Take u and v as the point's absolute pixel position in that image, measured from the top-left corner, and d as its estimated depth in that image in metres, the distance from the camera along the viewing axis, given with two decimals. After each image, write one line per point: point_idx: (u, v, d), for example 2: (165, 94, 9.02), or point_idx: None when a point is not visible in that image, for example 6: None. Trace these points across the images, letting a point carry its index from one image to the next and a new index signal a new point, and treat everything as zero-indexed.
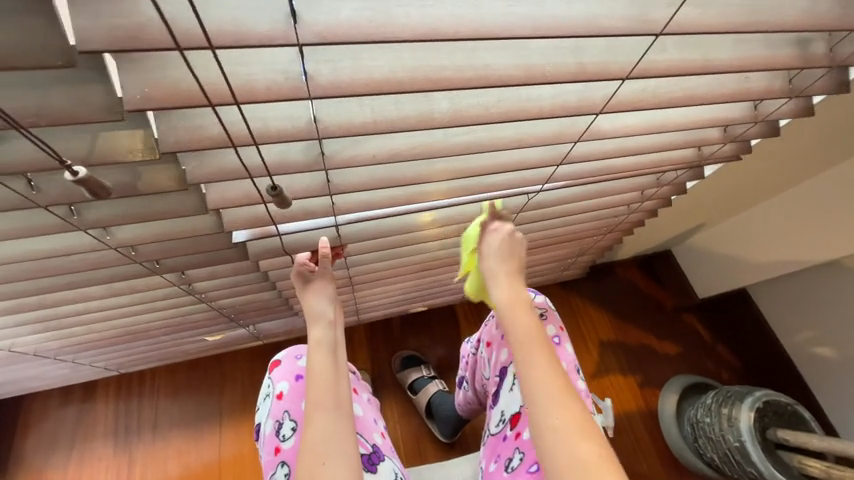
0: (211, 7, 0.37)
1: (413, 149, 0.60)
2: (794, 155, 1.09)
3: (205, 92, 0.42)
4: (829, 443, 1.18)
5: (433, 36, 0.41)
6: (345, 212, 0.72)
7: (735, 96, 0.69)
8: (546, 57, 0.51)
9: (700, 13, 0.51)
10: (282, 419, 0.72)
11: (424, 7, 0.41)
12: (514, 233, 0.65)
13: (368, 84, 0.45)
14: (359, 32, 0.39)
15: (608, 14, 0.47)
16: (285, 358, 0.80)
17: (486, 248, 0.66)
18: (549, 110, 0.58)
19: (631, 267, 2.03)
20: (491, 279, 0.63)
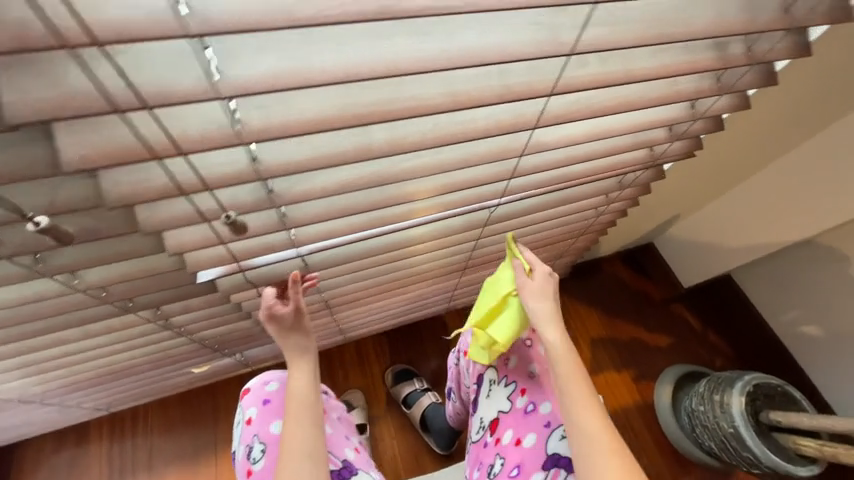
0: (139, 69, 0.40)
1: (363, 177, 0.63)
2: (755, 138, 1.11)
3: (147, 148, 0.46)
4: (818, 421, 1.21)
5: (348, 77, 0.44)
6: (306, 243, 0.75)
7: (667, 100, 0.73)
8: (469, 83, 0.55)
9: (608, 31, 0.54)
10: (252, 443, 0.77)
11: (342, 49, 0.44)
12: (554, 281, 0.74)
13: (299, 127, 0.49)
14: (284, 81, 0.42)
15: (521, 40, 0.50)
16: (253, 385, 0.83)
17: (528, 292, 0.74)
18: (484, 129, 0.62)
19: (616, 261, 2.04)
20: (538, 316, 0.72)
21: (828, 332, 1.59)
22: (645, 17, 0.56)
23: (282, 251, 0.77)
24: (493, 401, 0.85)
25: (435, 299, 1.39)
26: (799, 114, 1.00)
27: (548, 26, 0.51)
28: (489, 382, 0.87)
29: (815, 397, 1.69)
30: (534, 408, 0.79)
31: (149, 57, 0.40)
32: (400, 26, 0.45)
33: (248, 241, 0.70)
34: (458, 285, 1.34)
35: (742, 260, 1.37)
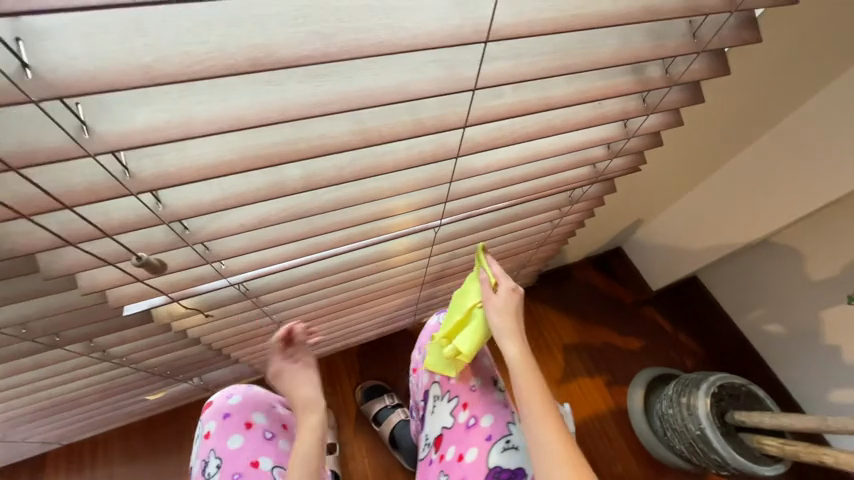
0: (5, 124, 0.40)
1: (283, 211, 0.63)
2: (702, 139, 1.12)
3: (15, 209, 0.45)
4: (781, 420, 1.23)
5: (237, 124, 0.44)
6: (237, 273, 0.74)
7: (593, 122, 0.74)
8: (378, 118, 0.56)
9: (512, 64, 0.55)
10: (208, 457, 0.86)
11: (228, 100, 0.44)
12: (517, 292, 0.71)
13: (189, 175, 0.48)
14: (156, 135, 0.42)
15: (420, 78, 0.51)
16: (216, 400, 0.92)
17: (491, 306, 0.71)
18: (404, 161, 0.63)
19: (587, 266, 2.02)
20: (502, 333, 0.68)
21: (791, 330, 1.56)
22: (548, 51, 0.57)
23: (214, 281, 0.75)
24: (438, 417, 0.84)
25: (399, 313, 1.39)
26: (740, 112, 1.02)
27: (448, 62, 0.52)
28: (435, 397, 0.86)
29: (783, 395, 1.65)
30: (475, 421, 0.77)
31: (13, 122, 0.40)
32: (292, 73, 0.46)
33: (170, 275, 0.68)
34: (420, 299, 1.34)
35: (704, 261, 1.39)
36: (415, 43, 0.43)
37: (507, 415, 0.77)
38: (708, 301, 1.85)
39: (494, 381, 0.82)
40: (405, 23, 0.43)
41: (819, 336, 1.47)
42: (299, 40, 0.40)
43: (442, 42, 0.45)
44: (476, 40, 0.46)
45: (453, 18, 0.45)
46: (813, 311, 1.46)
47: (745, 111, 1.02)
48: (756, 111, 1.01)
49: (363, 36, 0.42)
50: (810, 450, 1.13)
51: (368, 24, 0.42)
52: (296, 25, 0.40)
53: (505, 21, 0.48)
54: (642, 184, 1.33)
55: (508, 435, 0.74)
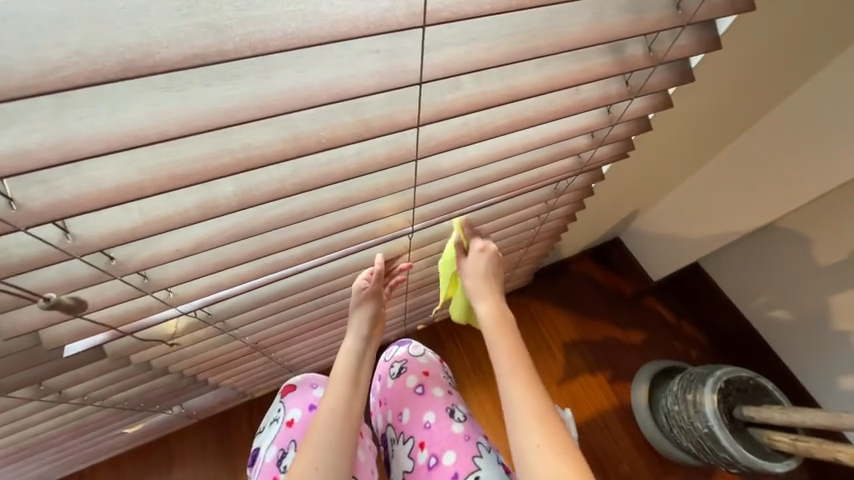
0: None
1: (222, 232, 0.56)
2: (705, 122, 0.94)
3: None
4: (793, 416, 1.13)
5: (128, 141, 0.37)
6: (190, 300, 0.68)
7: (572, 112, 0.66)
8: (314, 122, 0.48)
9: (466, 51, 0.48)
10: (286, 447, 0.85)
11: (117, 110, 0.37)
12: (491, 252, 0.77)
13: (92, 199, 0.41)
14: (29, 160, 0.35)
15: (355, 73, 0.44)
16: (300, 385, 0.94)
17: (465, 271, 0.79)
18: (355, 168, 0.56)
19: (584, 257, 1.80)
20: (476, 296, 0.76)
21: (798, 316, 1.42)
22: (507, 34, 0.49)
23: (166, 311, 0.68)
24: (398, 461, 0.89)
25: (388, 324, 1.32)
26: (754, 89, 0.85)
27: (387, 53, 0.45)
28: (391, 441, 0.92)
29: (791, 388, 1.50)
30: (438, 460, 0.83)
31: None
32: (190, 73, 0.39)
33: (111, 309, 0.63)
34: (407, 309, 1.26)
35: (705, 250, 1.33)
36: (337, 34, 0.37)
37: (469, 447, 0.84)
38: (709, 285, 1.67)
39: (450, 414, 0.89)
40: (322, 7, 0.37)
41: (830, 321, 1.34)
42: (186, 34, 0.33)
43: (369, 27, 0.38)
44: (412, 25, 0.40)
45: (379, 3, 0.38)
46: (823, 297, 1.33)
47: (725, 113, 0.93)
48: (735, 111, 0.93)
49: (268, 30, 0.35)
50: (825, 447, 1.05)
51: (269, 11, 0.35)
52: (178, 17, 0.33)
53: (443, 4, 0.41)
54: (639, 175, 1.16)
55: (476, 471, 0.81)
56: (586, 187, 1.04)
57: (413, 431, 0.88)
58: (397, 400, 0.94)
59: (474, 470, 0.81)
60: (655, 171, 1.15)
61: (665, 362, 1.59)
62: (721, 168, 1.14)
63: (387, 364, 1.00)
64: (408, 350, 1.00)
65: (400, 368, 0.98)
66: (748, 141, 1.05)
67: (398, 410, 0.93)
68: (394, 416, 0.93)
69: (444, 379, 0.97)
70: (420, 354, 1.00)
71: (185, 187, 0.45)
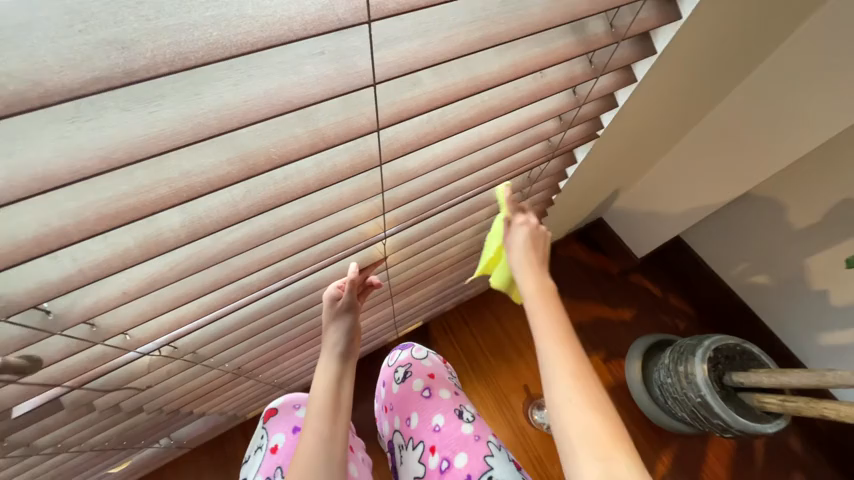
0: None
1: (173, 264, 0.52)
2: (677, 99, 0.91)
3: None
4: (778, 378, 1.15)
5: (37, 188, 0.32)
6: (148, 343, 0.64)
7: (538, 97, 0.63)
8: (263, 138, 0.44)
9: (421, 45, 0.43)
10: (274, 474, 0.82)
11: (14, 152, 0.32)
12: (540, 227, 0.68)
13: (7, 254, 0.36)
14: None
15: (299, 80, 0.39)
16: (281, 409, 0.90)
17: (512, 243, 0.69)
18: (315, 182, 0.51)
19: (570, 241, 1.80)
20: (517, 267, 0.66)
21: (780, 280, 1.43)
22: (464, 22, 0.45)
23: (125, 355, 0.64)
24: (409, 467, 0.85)
25: (377, 330, 1.29)
26: (722, 61, 0.81)
27: (334, 55, 0.40)
28: (399, 447, 0.89)
29: (779, 350, 1.53)
30: (449, 464, 0.80)
31: None
32: (105, 98, 0.34)
33: (60, 363, 0.58)
34: (395, 312, 1.23)
35: (688, 222, 1.36)
36: (268, 40, 0.32)
37: (480, 447, 0.81)
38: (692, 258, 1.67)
39: (459, 415, 0.86)
40: (245, 9, 0.32)
41: (807, 281, 1.36)
42: (84, 54, 0.29)
43: (306, 27, 0.34)
44: (354, 22, 0.35)
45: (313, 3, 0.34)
46: (798, 258, 1.35)
47: (715, 80, 0.88)
48: (728, 73, 0.87)
49: (184, 40, 0.31)
50: (811, 405, 1.07)
51: (188, 19, 0.30)
52: (71, 36, 0.28)
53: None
54: (614, 157, 1.14)
55: (488, 470, 0.77)
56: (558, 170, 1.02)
57: (421, 435, 0.85)
58: (404, 405, 0.91)
59: (487, 470, 0.77)
60: (631, 150, 1.12)
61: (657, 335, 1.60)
62: (709, 139, 1.10)
63: (391, 368, 0.97)
64: (412, 354, 0.97)
65: (405, 372, 0.94)
66: (720, 113, 1.03)
67: (405, 415, 0.90)
68: (402, 422, 0.89)
69: (450, 380, 0.94)
70: (423, 357, 0.97)
71: (120, 226, 0.40)
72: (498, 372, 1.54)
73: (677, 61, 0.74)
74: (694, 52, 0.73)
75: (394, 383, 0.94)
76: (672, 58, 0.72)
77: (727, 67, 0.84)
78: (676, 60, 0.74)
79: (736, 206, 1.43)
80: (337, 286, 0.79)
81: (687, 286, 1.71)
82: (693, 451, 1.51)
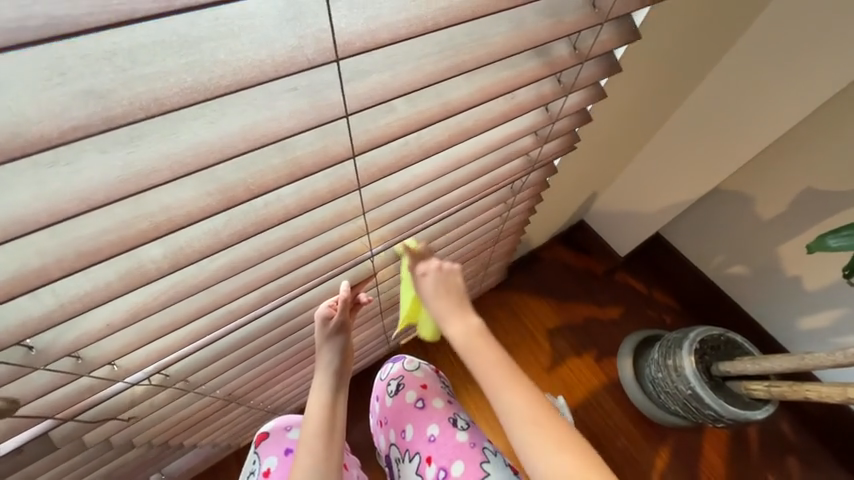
0: None
1: (158, 296, 0.53)
2: (645, 97, 0.97)
3: None
4: (763, 365, 1.19)
5: (21, 227, 0.34)
6: (136, 372, 0.64)
7: (508, 117, 0.66)
8: (240, 170, 0.46)
9: (390, 77, 0.47)
10: None
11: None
12: (446, 269, 0.72)
13: None
14: None
15: (275, 115, 0.42)
16: (273, 431, 0.89)
17: (426, 292, 0.72)
18: (295, 207, 0.53)
19: (554, 243, 1.83)
20: (442, 319, 0.68)
21: (756, 270, 1.49)
22: (429, 54, 0.49)
23: (112, 386, 0.64)
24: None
25: (369, 346, 1.29)
26: (682, 57, 0.88)
27: (306, 89, 0.43)
28: (396, 460, 0.89)
29: (763, 339, 1.58)
30: (446, 473, 0.81)
31: None
32: (85, 142, 0.36)
33: (43, 398, 0.58)
34: (385, 328, 1.24)
35: (664, 218, 1.41)
36: (239, 82, 0.35)
37: (475, 453, 0.82)
38: (673, 254, 1.72)
39: (453, 423, 0.87)
40: (218, 55, 0.34)
41: (781, 269, 1.43)
42: (63, 105, 0.31)
43: (276, 69, 0.36)
44: (323, 61, 0.37)
45: (282, 46, 0.36)
46: (770, 248, 1.41)
47: (684, 71, 0.94)
48: (691, 64, 0.93)
49: (160, 88, 0.33)
50: (795, 388, 1.11)
51: (164, 67, 0.33)
52: (52, 88, 0.31)
53: (346, 26, 0.38)
54: (590, 160, 1.19)
55: (484, 475, 0.79)
56: (542, 181, 1.05)
57: (418, 446, 0.85)
58: (398, 417, 0.91)
59: (484, 476, 0.79)
60: (604, 152, 1.17)
61: (642, 334, 1.66)
62: (678, 136, 1.16)
63: (384, 381, 0.97)
64: (403, 366, 0.97)
65: (398, 385, 0.94)
66: (686, 108, 1.09)
67: (400, 427, 0.90)
68: (397, 434, 0.90)
69: (443, 389, 0.94)
70: (415, 368, 0.97)
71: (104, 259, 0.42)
72: None
73: (637, 58, 0.80)
74: (651, 50, 0.80)
75: (388, 396, 0.94)
76: (629, 57, 0.78)
77: (687, 62, 0.91)
78: (638, 56, 0.80)
79: (708, 202, 1.49)
80: (329, 305, 0.81)
81: (670, 281, 1.76)
82: (689, 442, 1.53)
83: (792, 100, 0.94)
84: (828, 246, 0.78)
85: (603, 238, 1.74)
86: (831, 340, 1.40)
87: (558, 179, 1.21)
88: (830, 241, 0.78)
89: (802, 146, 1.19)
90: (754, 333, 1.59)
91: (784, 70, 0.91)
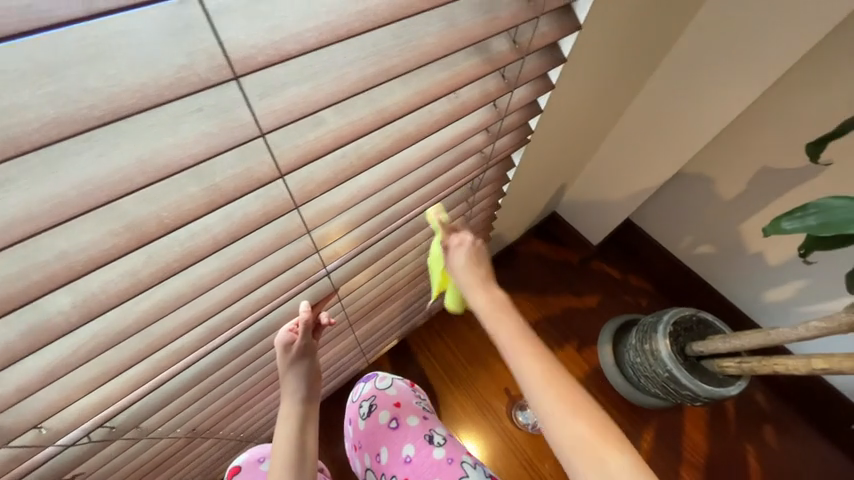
0: None
1: (75, 349, 0.48)
2: (605, 81, 0.95)
3: None
4: (733, 342, 1.21)
5: None
6: (71, 433, 0.58)
7: (453, 118, 0.63)
8: (151, 203, 0.41)
9: (311, 88, 0.43)
10: None
11: None
12: (476, 243, 0.71)
13: None
14: None
15: (177, 142, 0.37)
16: (245, 464, 0.88)
17: (454, 263, 0.71)
18: (225, 237, 0.49)
19: (529, 237, 1.83)
20: (468, 289, 0.67)
21: (722, 249, 1.53)
22: (354, 61, 0.45)
23: (41, 452, 0.57)
24: None
25: (345, 360, 1.25)
26: (638, 36, 0.86)
27: (214, 109, 0.39)
28: None
29: (735, 316, 1.62)
30: None
31: None
32: None
33: None
34: (360, 340, 1.20)
35: (632, 205, 1.41)
36: (116, 111, 0.30)
37: (454, 469, 0.80)
38: (644, 239, 1.74)
39: (429, 440, 0.85)
40: (86, 82, 0.30)
41: (745, 247, 1.47)
42: None
43: (163, 92, 0.31)
44: (218, 80, 0.33)
45: (171, 66, 0.32)
46: (733, 227, 1.45)
47: (641, 49, 0.92)
48: (649, 42, 0.91)
49: (14, 124, 0.28)
50: (765, 363, 1.14)
51: (20, 100, 0.28)
52: None
53: (242, 37, 0.34)
54: (558, 151, 1.17)
55: None
56: (500, 177, 1.03)
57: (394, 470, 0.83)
58: (372, 440, 0.88)
59: None
60: (572, 140, 1.16)
61: (624, 317, 1.64)
62: (643, 118, 1.15)
63: (356, 403, 0.94)
64: (375, 385, 0.95)
65: (370, 406, 0.92)
66: (649, 91, 1.09)
67: (375, 450, 0.87)
68: (372, 459, 0.86)
69: (417, 404, 0.92)
70: (388, 386, 0.95)
71: None
72: (476, 379, 1.53)
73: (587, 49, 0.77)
74: (600, 39, 0.78)
75: (361, 418, 0.91)
76: (580, 50, 0.75)
77: (643, 41, 0.89)
78: (588, 46, 0.77)
79: (671, 185, 1.52)
80: (291, 326, 0.76)
81: (644, 265, 1.79)
82: (670, 423, 1.55)
83: (748, 78, 0.93)
84: (783, 229, 0.76)
85: (574, 227, 1.75)
86: (797, 310, 1.44)
87: (526, 175, 1.18)
88: (786, 224, 0.76)
89: (755, 124, 1.22)
90: (726, 311, 1.63)
91: (731, 38, 0.90)
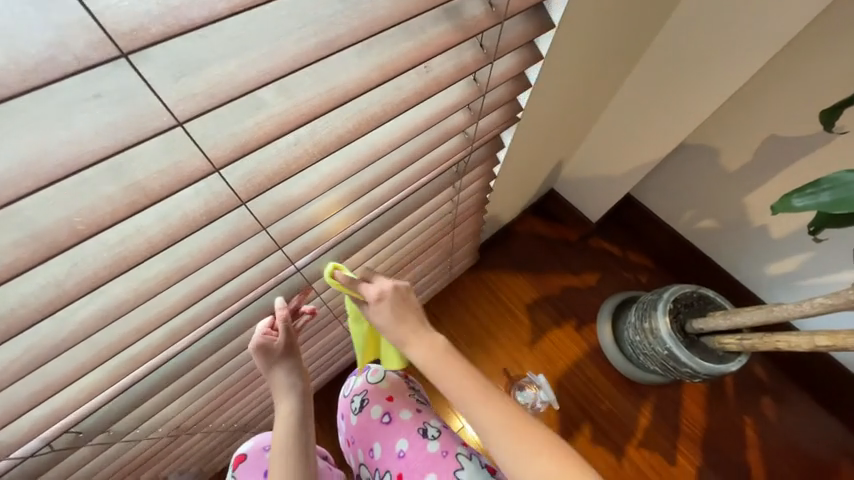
0: None
1: (4, 369, 0.44)
2: (602, 48, 0.86)
3: None
4: (734, 319, 1.17)
5: None
6: (26, 445, 0.55)
7: (424, 96, 0.56)
8: (65, 207, 0.37)
9: (238, 66, 0.37)
10: None
11: None
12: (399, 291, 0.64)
13: None
14: None
15: (75, 135, 0.33)
16: (250, 452, 0.83)
17: (383, 321, 0.65)
18: (163, 241, 0.44)
19: (526, 216, 1.75)
20: (404, 345, 0.63)
21: (724, 222, 1.46)
22: (290, 31, 0.38)
23: None
24: None
25: (336, 350, 1.22)
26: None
27: (114, 96, 0.34)
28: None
29: (736, 292, 1.57)
30: None
31: None
32: None
33: None
34: (348, 331, 1.17)
35: (632, 179, 1.34)
36: None
37: (449, 462, 0.79)
38: (643, 214, 1.67)
39: (423, 434, 0.83)
40: None
41: (748, 219, 1.40)
42: None
43: (26, 78, 0.28)
44: (98, 61, 0.30)
45: (36, 45, 0.29)
46: (736, 199, 1.38)
47: (643, 5, 0.81)
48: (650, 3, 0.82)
49: None
50: (766, 339, 1.10)
51: None
52: None
53: (120, 7, 0.30)
54: (553, 127, 1.08)
55: None
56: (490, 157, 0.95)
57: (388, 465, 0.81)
58: (365, 436, 0.86)
59: None
60: (569, 114, 1.07)
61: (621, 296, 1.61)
62: (644, 88, 1.06)
63: (348, 396, 0.92)
64: (367, 378, 0.91)
65: (362, 400, 0.89)
66: (651, 58, 1.00)
67: (367, 445, 0.85)
68: (365, 454, 0.85)
69: (411, 397, 0.89)
70: (380, 379, 0.91)
71: None
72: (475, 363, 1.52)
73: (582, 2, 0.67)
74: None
75: (353, 413, 0.89)
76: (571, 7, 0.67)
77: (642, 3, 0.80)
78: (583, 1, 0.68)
79: (672, 157, 1.43)
80: (266, 327, 0.71)
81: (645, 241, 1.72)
82: (672, 399, 1.54)
83: (756, 41, 0.84)
84: (794, 206, 0.70)
85: (572, 203, 1.68)
86: (799, 283, 1.40)
87: (519, 154, 1.11)
88: (796, 200, 0.69)
89: (764, 89, 1.12)
90: (728, 287, 1.58)
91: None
